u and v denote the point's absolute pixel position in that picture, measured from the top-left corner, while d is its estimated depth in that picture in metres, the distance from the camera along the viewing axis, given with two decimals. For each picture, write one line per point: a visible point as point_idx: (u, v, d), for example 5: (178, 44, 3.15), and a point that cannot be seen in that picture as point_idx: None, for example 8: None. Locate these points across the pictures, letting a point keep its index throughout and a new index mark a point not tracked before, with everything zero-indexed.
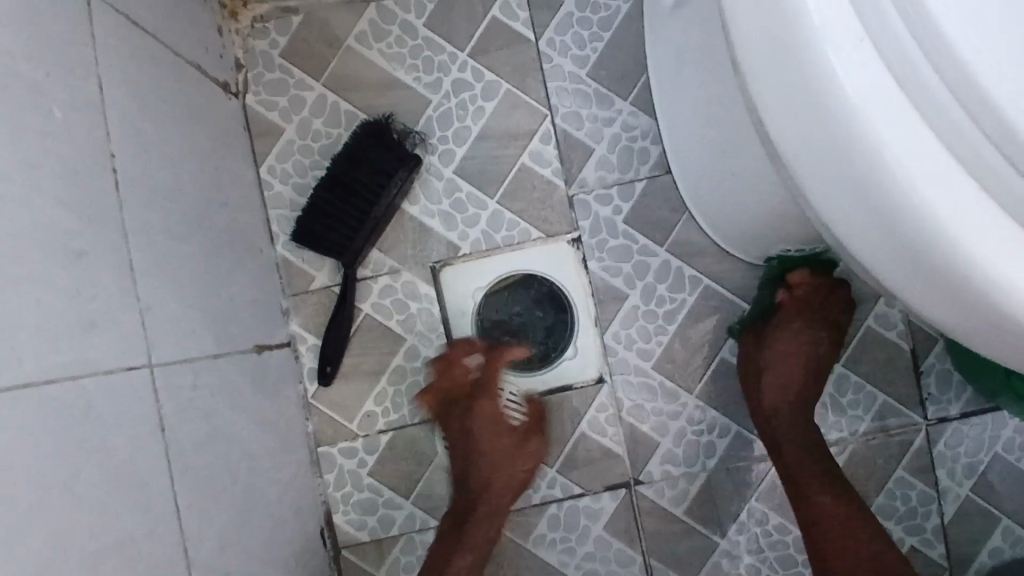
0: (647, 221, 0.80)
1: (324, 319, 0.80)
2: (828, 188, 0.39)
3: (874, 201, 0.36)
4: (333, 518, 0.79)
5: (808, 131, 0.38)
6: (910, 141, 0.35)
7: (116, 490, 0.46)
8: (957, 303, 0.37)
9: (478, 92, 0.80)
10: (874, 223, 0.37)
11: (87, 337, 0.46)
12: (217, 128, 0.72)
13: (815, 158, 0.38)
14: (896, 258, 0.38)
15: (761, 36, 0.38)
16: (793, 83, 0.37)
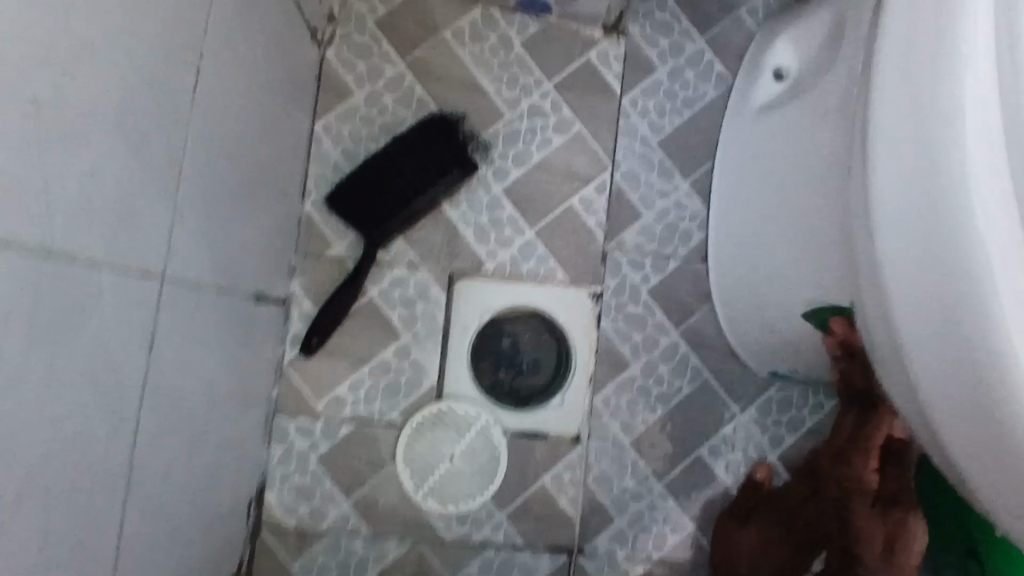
0: (670, 300, 0.80)
1: (327, 289, 0.77)
2: (906, 285, 0.40)
3: (960, 325, 0.38)
4: (264, 492, 0.75)
5: (914, 227, 0.40)
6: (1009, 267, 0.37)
7: (89, 393, 0.42)
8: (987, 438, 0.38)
9: (550, 124, 0.80)
10: (940, 330, 0.39)
11: (117, 224, 0.43)
12: (293, 68, 0.70)
13: (914, 267, 0.40)
14: (944, 373, 0.39)
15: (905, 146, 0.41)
16: (918, 181, 0.40)
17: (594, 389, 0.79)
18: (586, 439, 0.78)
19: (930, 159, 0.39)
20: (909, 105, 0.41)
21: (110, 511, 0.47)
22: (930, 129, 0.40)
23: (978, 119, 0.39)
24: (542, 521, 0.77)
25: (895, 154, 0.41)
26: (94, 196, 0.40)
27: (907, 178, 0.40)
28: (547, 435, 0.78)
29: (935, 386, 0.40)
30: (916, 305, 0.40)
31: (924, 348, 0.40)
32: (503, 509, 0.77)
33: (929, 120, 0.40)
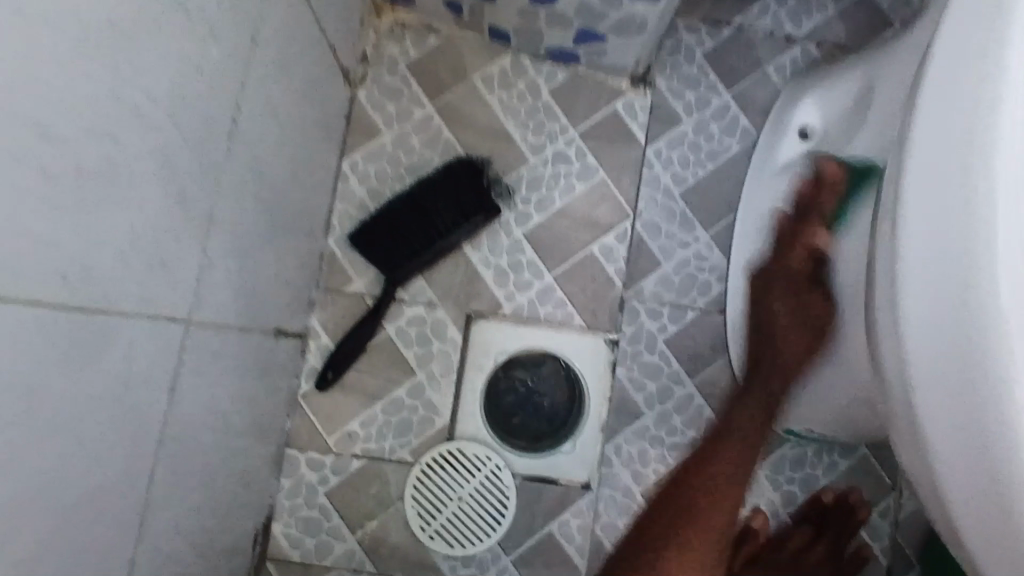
0: (687, 350, 0.80)
1: (345, 325, 0.77)
2: (932, 395, 0.39)
3: (981, 425, 0.36)
4: (271, 525, 0.75)
5: (939, 333, 0.38)
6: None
7: (110, 436, 0.44)
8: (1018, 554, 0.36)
9: (574, 171, 0.81)
10: (965, 442, 0.37)
11: (148, 273, 0.44)
12: (324, 110, 0.72)
13: (939, 357, 0.38)
14: (973, 485, 0.37)
15: (937, 227, 0.39)
16: (943, 286, 0.38)
17: (606, 436, 0.79)
18: (595, 486, 0.78)
19: (956, 264, 0.37)
20: (934, 204, 0.39)
21: (121, 549, 0.47)
22: (957, 231, 0.38)
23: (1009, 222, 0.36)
24: (548, 568, 0.77)
25: (921, 254, 0.39)
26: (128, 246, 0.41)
27: (931, 284, 0.38)
28: (555, 481, 0.78)
29: (962, 498, 0.38)
30: (938, 395, 0.38)
31: (946, 452, 0.38)
32: (510, 554, 0.77)
33: (955, 221, 0.38)
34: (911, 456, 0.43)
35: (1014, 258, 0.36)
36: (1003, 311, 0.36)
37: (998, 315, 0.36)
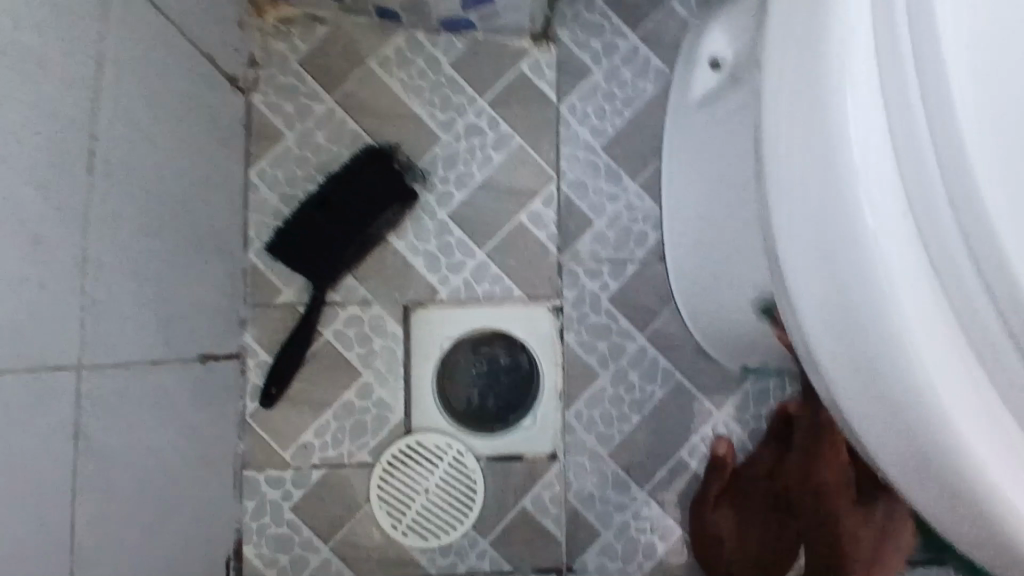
0: (633, 305, 0.78)
1: (281, 337, 0.76)
2: (827, 367, 0.34)
3: (887, 401, 0.32)
4: (243, 548, 0.74)
5: (818, 299, 0.33)
6: (931, 332, 0.30)
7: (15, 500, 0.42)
8: (950, 511, 0.33)
9: (489, 141, 0.78)
10: (871, 411, 0.33)
11: (21, 327, 0.42)
12: (214, 122, 0.69)
13: (826, 330, 0.33)
14: (890, 453, 0.33)
15: (795, 182, 0.33)
16: (811, 246, 0.32)
17: (565, 405, 0.77)
18: (562, 456, 0.77)
19: (818, 218, 0.32)
20: (787, 152, 0.33)
21: None
22: (812, 182, 0.32)
23: (866, 160, 0.30)
24: (527, 544, 0.76)
25: (783, 212, 0.33)
26: None
27: (803, 258, 0.33)
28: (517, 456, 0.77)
29: (889, 468, 0.34)
30: (837, 372, 0.33)
31: (863, 432, 0.34)
32: (486, 536, 0.76)
33: (807, 171, 0.32)
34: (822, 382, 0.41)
35: (879, 200, 0.30)
36: (878, 263, 0.30)
37: (874, 271, 0.30)
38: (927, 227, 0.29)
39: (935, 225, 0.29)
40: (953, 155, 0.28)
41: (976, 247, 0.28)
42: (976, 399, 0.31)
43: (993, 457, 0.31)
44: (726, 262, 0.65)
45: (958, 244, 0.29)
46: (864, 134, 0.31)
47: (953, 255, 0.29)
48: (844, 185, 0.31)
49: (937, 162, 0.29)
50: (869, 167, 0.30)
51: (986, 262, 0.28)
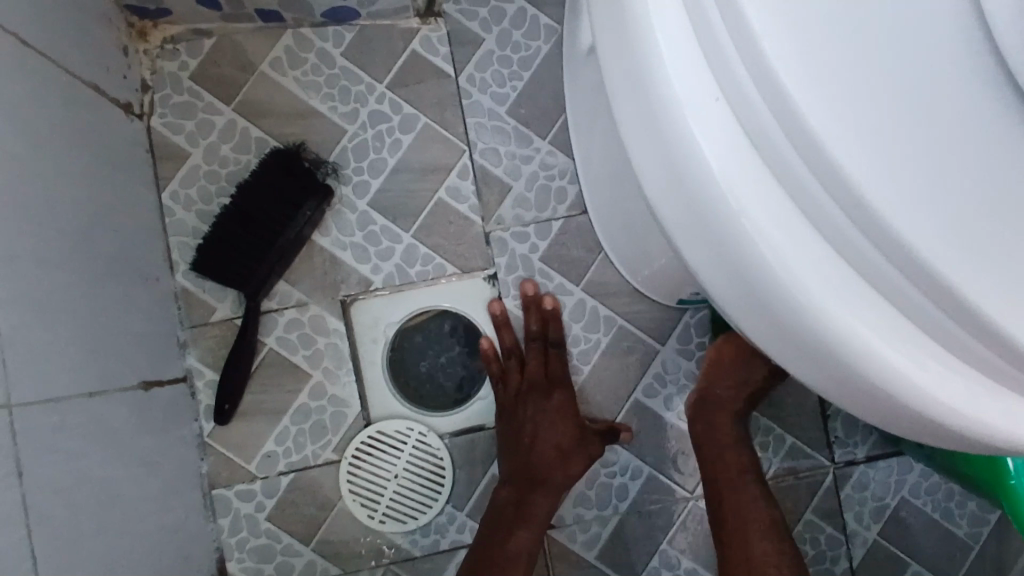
0: (565, 260, 0.79)
1: (224, 352, 0.76)
2: (719, 285, 0.37)
3: (787, 319, 0.34)
4: (225, 565, 0.75)
5: (691, 229, 0.36)
6: (790, 232, 0.32)
7: None
8: (862, 390, 0.35)
9: (395, 124, 0.79)
10: (760, 313, 0.36)
11: None
12: (114, 151, 0.69)
13: (717, 265, 0.36)
14: (790, 346, 0.36)
15: (650, 142, 0.36)
16: (673, 181, 0.36)
17: None
18: None
19: (668, 154, 0.35)
20: (634, 107, 0.37)
21: None
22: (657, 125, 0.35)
23: (692, 92, 0.33)
24: None
25: (648, 161, 0.37)
26: None
27: (678, 206, 0.36)
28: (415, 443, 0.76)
29: (811, 374, 0.37)
30: (740, 302, 0.37)
31: (783, 349, 0.37)
32: (462, 509, 0.77)
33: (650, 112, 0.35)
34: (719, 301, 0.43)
35: (711, 122, 0.33)
36: (724, 184, 0.33)
37: (719, 186, 0.33)
38: (756, 139, 0.32)
39: (763, 136, 0.31)
40: (762, 70, 0.30)
41: (800, 149, 0.30)
42: (847, 286, 0.33)
43: (877, 336, 0.33)
44: (637, 199, 0.66)
45: (786, 148, 0.31)
46: (684, 68, 0.33)
47: (785, 160, 0.31)
48: (678, 120, 0.34)
49: (750, 79, 0.31)
50: (698, 98, 0.33)
51: (813, 161, 0.30)
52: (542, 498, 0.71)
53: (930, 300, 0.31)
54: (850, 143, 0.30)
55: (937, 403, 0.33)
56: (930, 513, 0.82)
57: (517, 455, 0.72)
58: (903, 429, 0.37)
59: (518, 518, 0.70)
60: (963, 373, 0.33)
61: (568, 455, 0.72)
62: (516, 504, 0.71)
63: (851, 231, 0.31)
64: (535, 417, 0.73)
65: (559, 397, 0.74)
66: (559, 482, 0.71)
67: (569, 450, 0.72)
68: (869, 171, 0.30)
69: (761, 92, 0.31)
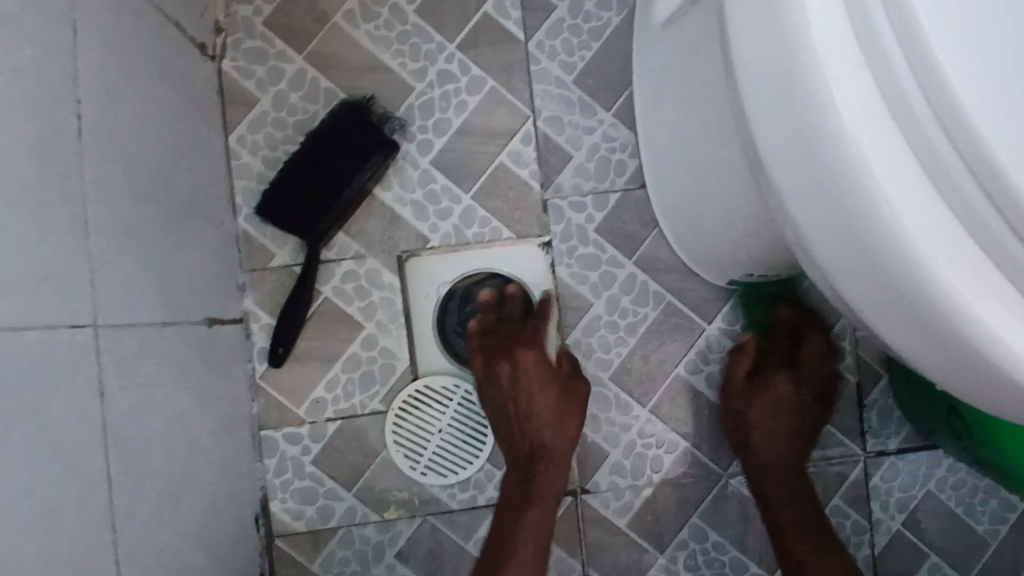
0: (619, 233, 0.80)
1: (280, 298, 0.77)
2: (822, 240, 0.39)
3: (899, 283, 0.36)
4: (269, 505, 0.77)
5: (806, 184, 0.38)
6: (911, 193, 0.34)
7: (55, 447, 0.46)
8: (951, 351, 0.37)
9: (462, 86, 0.79)
10: (870, 277, 0.37)
11: (44, 289, 0.46)
12: (190, 90, 0.70)
13: (832, 227, 0.37)
14: (894, 311, 0.38)
15: (775, 102, 0.37)
16: (795, 137, 0.37)
17: (563, 335, 0.80)
18: None
19: (797, 115, 0.36)
20: (761, 60, 0.38)
21: (103, 554, 0.50)
22: (790, 87, 0.36)
23: (835, 57, 0.34)
24: None
25: (768, 114, 0.38)
26: (18, 268, 0.43)
27: (800, 167, 0.37)
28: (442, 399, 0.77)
29: (906, 339, 0.39)
30: (849, 264, 0.38)
31: (884, 313, 0.39)
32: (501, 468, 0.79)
33: (783, 71, 0.36)
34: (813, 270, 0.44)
35: (849, 86, 0.34)
36: (859, 149, 0.34)
37: (850, 150, 0.34)
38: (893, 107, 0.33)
39: (898, 94, 0.33)
40: (908, 33, 0.32)
41: (936, 110, 0.32)
42: (966, 255, 0.34)
43: (987, 306, 0.34)
44: (701, 175, 0.67)
45: (921, 108, 0.32)
46: (829, 29, 0.34)
47: (918, 119, 0.33)
48: (814, 73, 0.35)
49: (898, 47, 0.32)
50: (841, 60, 0.34)
51: (946, 121, 0.32)
52: (549, 471, 0.73)
53: None
54: (985, 110, 0.32)
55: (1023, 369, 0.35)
56: (954, 508, 0.84)
57: (513, 431, 0.74)
58: (982, 399, 0.39)
59: (528, 496, 0.72)
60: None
61: (551, 419, 0.73)
62: (523, 477, 0.73)
63: (972, 196, 0.33)
64: (512, 391, 0.74)
65: (526, 360, 0.74)
66: (554, 444, 0.73)
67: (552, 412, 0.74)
68: (995, 131, 0.32)
69: (908, 61, 0.32)
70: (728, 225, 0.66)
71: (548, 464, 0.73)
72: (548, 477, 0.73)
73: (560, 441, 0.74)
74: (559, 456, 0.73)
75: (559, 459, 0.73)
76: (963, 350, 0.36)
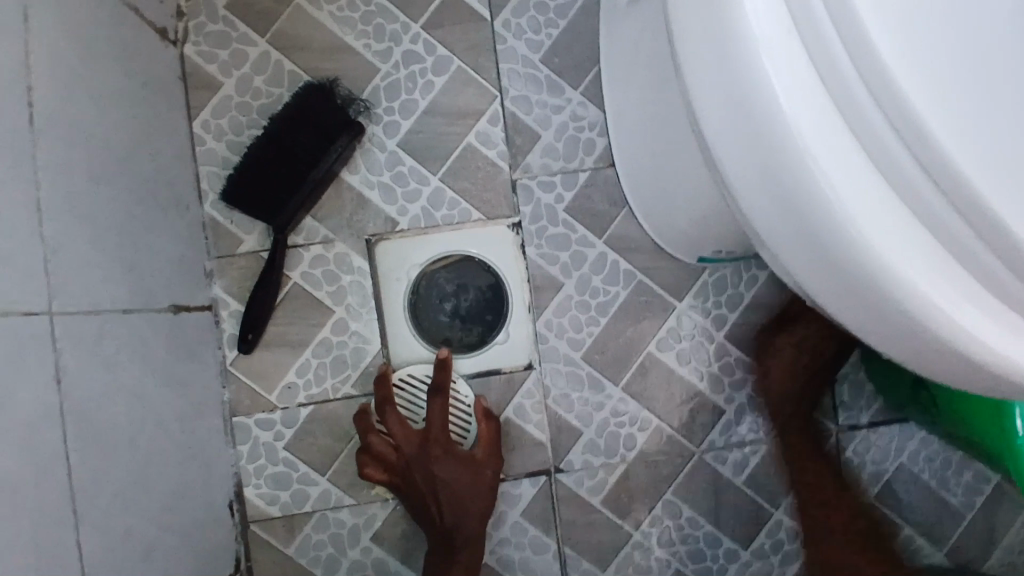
0: (588, 212, 0.80)
1: (249, 283, 0.77)
2: (778, 242, 0.38)
3: (864, 290, 0.36)
4: (244, 490, 0.77)
5: (755, 185, 0.37)
6: (858, 180, 0.34)
7: (12, 432, 0.45)
8: (912, 339, 0.37)
9: (428, 66, 0.79)
10: (835, 286, 0.37)
11: None
12: (150, 74, 0.69)
13: (794, 238, 0.37)
14: (863, 315, 0.37)
15: (724, 109, 0.37)
16: (740, 132, 0.36)
17: (535, 315, 0.80)
18: (538, 364, 0.80)
19: (746, 121, 0.36)
20: (703, 56, 0.37)
21: (66, 538, 0.50)
22: (737, 89, 0.36)
23: (780, 57, 0.34)
24: (515, 452, 0.80)
25: (712, 110, 0.38)
26: None
27: (754, 177, 0.37)
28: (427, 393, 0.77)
29: (877, 339, 0.39)
30: (814, 273, 0.38)
31: (854, 318, 0.38)
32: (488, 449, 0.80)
33: (729, 74, 0.36)
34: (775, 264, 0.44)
35: (797, 90, 0.34)
36: (812, 156, 0.34)
37: (804, 157, 0.34)
38: (840, 103, 0.34)
39: (832, 70, 0.33)
40: (846, 16, 0.32)
41: (869, 83, 0.33)
42: (926, 257, 0.34)
43: (952, 304, 0.35)
44: (666, 151, 0.66)
45: (853, 82, 0.33)
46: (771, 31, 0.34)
47: (853, 94, 0.33)
48: (754, 63, 0.35)
49: (841, 43, 0.33)
50: (786, 61, 0.34)
51: (880, 95, 0.32)
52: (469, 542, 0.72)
53: (993, 253, 0.33)
54: (915, 80, 0.32)
55: (991, 357, 0.35)
56: (928, 481, 0.85)
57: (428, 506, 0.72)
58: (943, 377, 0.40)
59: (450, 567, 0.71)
60: (1000, 317, 0.35)
61: (464, 501, 0.72)
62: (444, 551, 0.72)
63: (920, 181, 0.33)
64: (430, 484, 0.72)
65: (438, 454, 0.72)
66: (470, 524, 0.72)
67: (466, 497, 0.72)
68: (942, 122, 0.32)
69: (852, 57, 0.33)
70: (694, 201, 0.66)
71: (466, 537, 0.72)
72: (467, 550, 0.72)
73: (475, 513, 0.73)
74: (474, 537, 0.72)
75: (476, 527, 0.72)
76: (934, 347, 0.36)
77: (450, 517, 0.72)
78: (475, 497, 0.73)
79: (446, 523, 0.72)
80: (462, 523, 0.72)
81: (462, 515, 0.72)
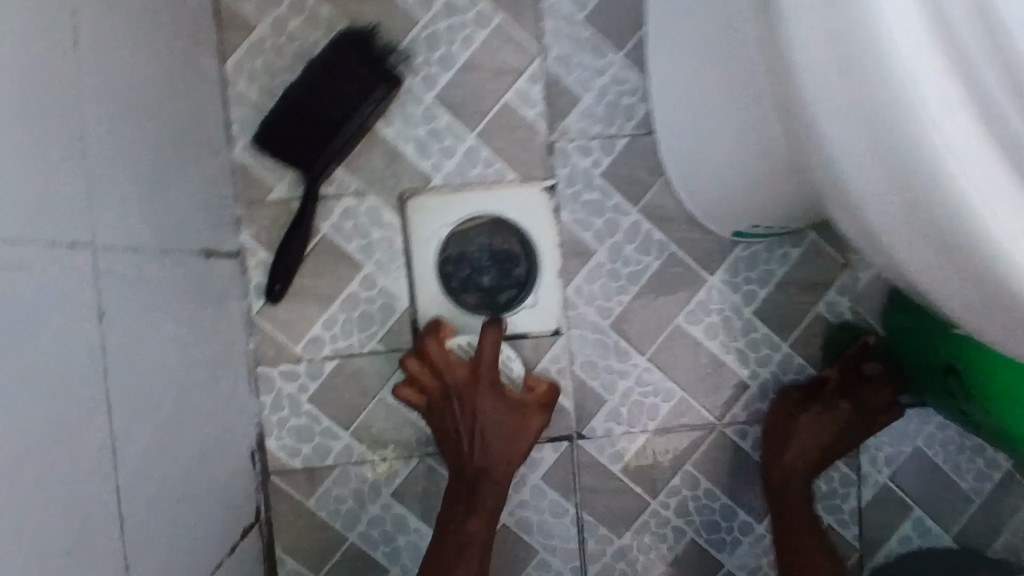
0: (624, 179, 0.79)
1: (277, 233, 0.76)
2: (880, 197, 0.36)
3: (964, 259, 0.34)
4: (266, 441, 0.77)
5: (859, 139, 0.35)
6: (961, 151, 0.31)
7: (56, 369, 0.44)
8: (1004, 307, 0.35)
9: (469, 19, 0.76)
10: (934, 248, 0.35)
11: (44, 204, 0.44)
12: (186, 10, 0.67)
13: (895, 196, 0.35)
14: (960, 280, 0.36)
15: (828, 57, 0.34)
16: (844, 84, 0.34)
17: (565, 281, 0.79)
18: (565, 331, 0.80)
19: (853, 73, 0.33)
20: None
21: (104, 481, 0.49)
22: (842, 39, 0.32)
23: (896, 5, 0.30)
24: None
25: (817, 56, 0.35)
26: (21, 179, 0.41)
27: (858, 133, 0.35)
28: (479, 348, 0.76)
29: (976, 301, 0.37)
30: (914, 234, 0.36)
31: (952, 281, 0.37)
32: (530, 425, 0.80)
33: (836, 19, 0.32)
34: (853, 228, 0.43)
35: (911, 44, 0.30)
36: (919, 120, 0.31)
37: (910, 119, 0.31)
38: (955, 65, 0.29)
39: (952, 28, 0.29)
40: None
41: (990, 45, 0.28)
42: None
43: None
44: (703, 124, 0.65)
45: (976, 44, 0.28)
46: None
47: (971, 56, 0.29)
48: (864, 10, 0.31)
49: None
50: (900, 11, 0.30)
51: (1001, 61, 0.28)
52: (493, 486, 0.72)
53: None
54: None
55: None
56: (941, 464, 0.85)
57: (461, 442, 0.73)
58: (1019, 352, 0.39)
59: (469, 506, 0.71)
60: None
61: (498, 444, 0.72)
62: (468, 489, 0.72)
63: None
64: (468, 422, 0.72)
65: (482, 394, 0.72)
66: (498, 469, 0.72)
67: (493, 438, 0.72)
68: None
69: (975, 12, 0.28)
70: (732, 174, 0.65)
71: (492, 480, 0.72)
72: (488, 496, 0.71)
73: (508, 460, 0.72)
74: (499, 483, 0.72)
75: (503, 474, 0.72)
76: None
77: (481, 457, 0.72)
78: (510, 446, 0.72)
79: (476, 461, 0.72)
80: (491, 463, 0.72)
81: (493, 458, 0.72)
